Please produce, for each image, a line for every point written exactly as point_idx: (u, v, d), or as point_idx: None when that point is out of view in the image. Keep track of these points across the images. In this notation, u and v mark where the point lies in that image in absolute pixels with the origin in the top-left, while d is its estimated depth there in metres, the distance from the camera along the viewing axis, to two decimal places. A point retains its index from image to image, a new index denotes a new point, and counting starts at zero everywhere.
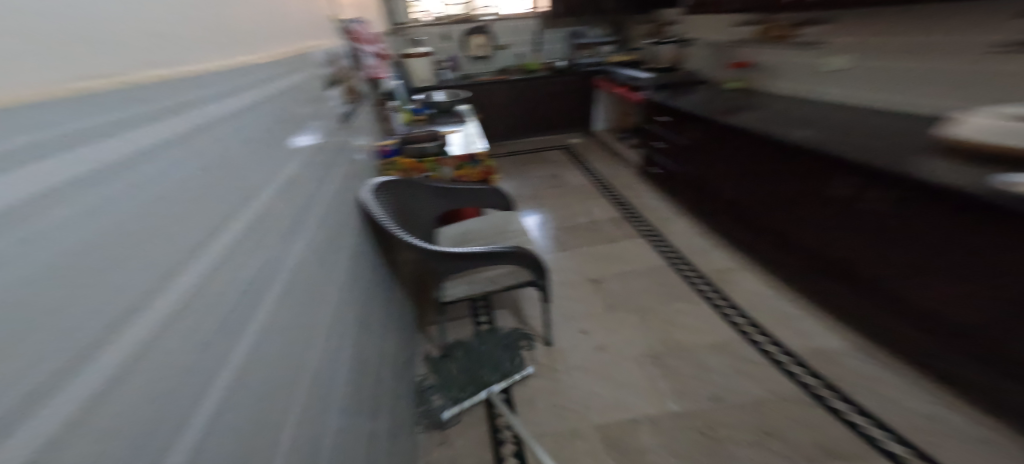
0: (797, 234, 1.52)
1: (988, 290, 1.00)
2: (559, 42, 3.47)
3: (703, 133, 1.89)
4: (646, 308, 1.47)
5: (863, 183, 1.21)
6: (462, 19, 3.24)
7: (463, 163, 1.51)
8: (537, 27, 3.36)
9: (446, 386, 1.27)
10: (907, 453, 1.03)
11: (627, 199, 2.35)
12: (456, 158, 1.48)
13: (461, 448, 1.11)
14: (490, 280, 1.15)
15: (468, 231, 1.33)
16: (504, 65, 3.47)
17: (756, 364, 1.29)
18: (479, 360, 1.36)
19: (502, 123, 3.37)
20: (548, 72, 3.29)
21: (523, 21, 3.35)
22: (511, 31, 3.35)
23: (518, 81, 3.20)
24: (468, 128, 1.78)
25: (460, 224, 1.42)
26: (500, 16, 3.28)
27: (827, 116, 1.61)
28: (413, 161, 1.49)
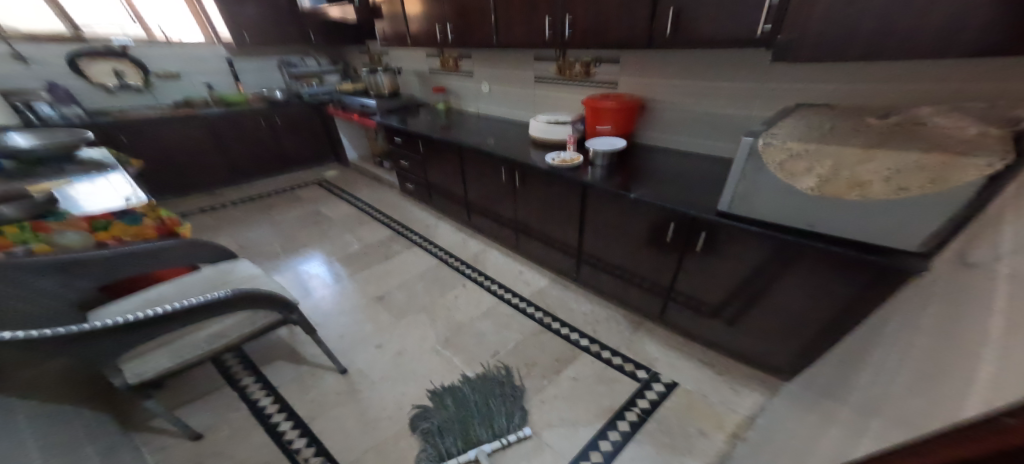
0: (508, 216, 1.95)
1: (601, 234, 1.56)
2: (271, 70, 3.22)
3: (429, 149, 2.13)
4: (428, 306, 1.74)
5: (551, 183, 1.60)
6: (66, 39, 2.40)
7: (107, 222, 1.22)
8: (224, 55, 2.94)
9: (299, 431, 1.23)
10: (630, 364, 1.45)
11: (392, 218, 2.47)
12: (87, 218, 1.17)
13: None
14: (217, 335, 1.14)
15: (159, 296, 1.17)
16: (183, 97, 2.88)
17: (508, 317, 1.68)
18: (467, 411, 1.25)
19: (218, 166, 2.84)
20: (263, 104, 2.96)
21: (199, 48, 2.84)
22: (176, 59, 2.77)
23: (229, 116, 2.77)
24: (100, 182, 1.39)
25: (142, 295, 1.18)
26: (153, 38, 2.65)
27: (503, 127, 2.09)
28: None
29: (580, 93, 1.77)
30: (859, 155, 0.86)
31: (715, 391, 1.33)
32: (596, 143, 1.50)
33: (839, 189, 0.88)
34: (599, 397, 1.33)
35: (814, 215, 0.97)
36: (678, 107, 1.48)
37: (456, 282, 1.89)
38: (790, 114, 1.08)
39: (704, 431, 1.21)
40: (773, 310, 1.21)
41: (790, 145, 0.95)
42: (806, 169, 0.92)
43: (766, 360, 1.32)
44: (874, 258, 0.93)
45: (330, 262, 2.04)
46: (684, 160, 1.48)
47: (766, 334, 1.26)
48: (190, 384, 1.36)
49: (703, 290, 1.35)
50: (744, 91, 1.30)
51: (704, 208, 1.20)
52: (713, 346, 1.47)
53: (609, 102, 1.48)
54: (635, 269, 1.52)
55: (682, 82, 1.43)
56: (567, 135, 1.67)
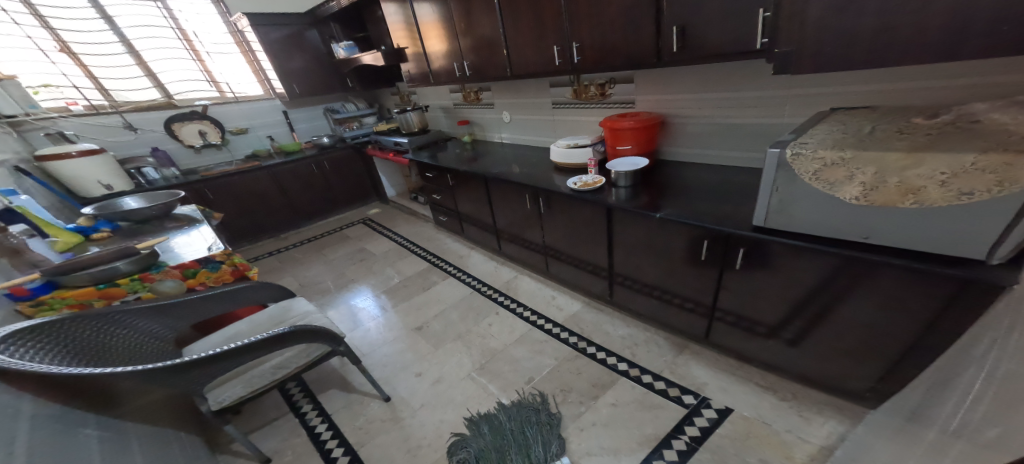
0: (537, 241, 1.97)
1: (633, 253, 1.52)
2: (317, 119, 3.57)
3: (457, 179, 2.22)
4: (465, 334, 1.79)
5: (575, 207, 1.61)
6: (160, 106, 2.81)
7: (195, 269, 1.36)
8: (280, 107, 3.32)
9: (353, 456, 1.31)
10: (677, 391, 1.37)
11: (429, 249, 2.59)
12: (179, 267, 1.32)
13: None
14: (279, 366, 1.24)
15: (236, 334, 1.30)
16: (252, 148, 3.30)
17: (544, 342, 1.68)
18: (505, 440, 1.24)
19: (279, 214, 3.15)
20: (313, 150, 3.28)
21: (260, 103, 3.22)
22: (243, 115, 3.17)
23: (282, 166, 3.06)
24: (189, 235, 1.60)
25: (225, 331, 1.32)
26: (225, 99, 3.06)
27: (526, 153, 2.14)
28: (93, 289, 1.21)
29: (597, 115, 1.78)
30: (903, 163, 0.78)
31: (776, 419, 1.22)
32: (618, 165, 1.50)
33: (889, 196, 0.81)
34: (643, 424, 1.28)
35: (869, 225, 0.89)
36: (699, 120, 1.44)
37: (492, 309, 1.92)
38: (818, 122, 1.02)
39: (767, 462, 1.11)
40: (831, 329, 1.10)
41: (821, 155, 0.89)
42: (847, 178, 0.85)
43: (833, 382, 1.19)
44: (945, 269, 0.82)
45: (376, 295, 2.17)
46: (712, 173, 1.43)
47: (831, 353, 1.14)
48: (257, 414, 1.50)
49: (754, 308, 1.25)
50: (765, 100, 1.24)
51: (735, 223, 1.14)
52: (769, 368, 1.36)
53: (627, 123, 1.48)
54: (670, 287, 1.46)
55: (697, 95, 1.40)
56: (588, 158, 1.68)
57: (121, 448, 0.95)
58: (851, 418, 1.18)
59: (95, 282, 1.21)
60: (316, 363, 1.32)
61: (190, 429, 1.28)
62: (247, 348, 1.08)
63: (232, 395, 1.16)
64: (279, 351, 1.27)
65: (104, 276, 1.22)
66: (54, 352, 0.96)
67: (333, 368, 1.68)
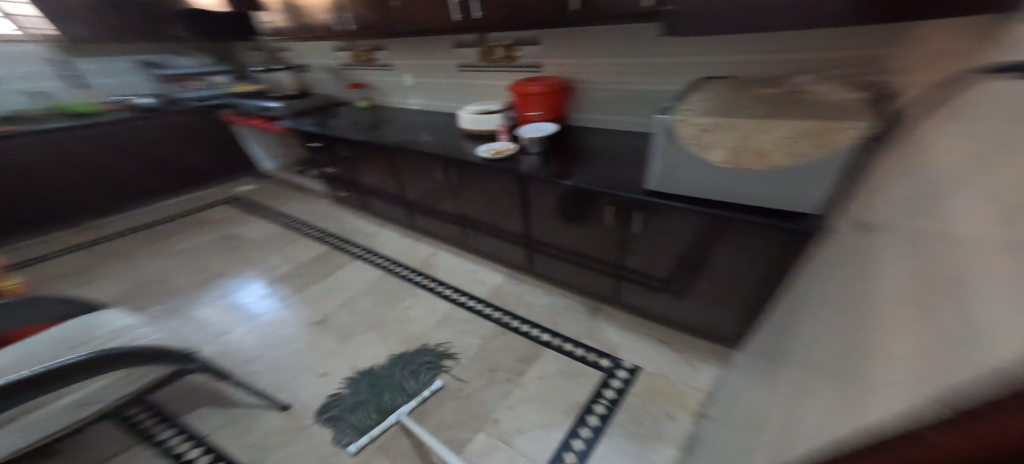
0: (452, 214, 1.86)
1: (547, 221, 1.52)
2: (136, 75, 2.85)
3: (349, 149, 1.97)
4: (378, 321, 1.64)
5: (487, 176, 1.54)
6: None
7: None
8: (54, 53, 2.48)
9: None
10: (595, 356, 1.44)
11: (326, 229, 2.29)
12: None
13: None
14: (78, 405, 0.97)
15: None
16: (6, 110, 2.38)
17: (466, 321, 1.62)
18: (381, 389, 1.35)
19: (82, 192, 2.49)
20: (132, 113, 2.60)
21: (14, 46, 2.34)
22: None
23: (80, 133, 2.37)
24: None
25: None
26: None
27: (433, 119, 1.98)
28: None
29: (505, 78, 1.69)
30: (758, 126, 0.85)
31: (676, 371, 1.35)
32: (528, 132, 1.47)
33: (744, 159, 0.89)
34: (567, 393, 1.32)
35: (733, 187, 0.99)
36: (606, 87, 1.44)
37: (406, 291, 1.79)
38: (697, 87, 1.09)
39: (671, 413, 1.22)
40: (718, 285, 1.23)
41: (697, 121, 0.93)
42: (713, 143, 0.92)
43: (713, 330, 1.36)
44: (786, 225, 0.95)
45: (264, 286, 1.86)
46: (617, 138, 1.47)
47: (714, 303, 1.29)
48: (95, 454, 1.17)
49: (650, 266, 1.35)
50: (663, 67, 1.29)
51: (631, 188, 1.20)
52: (666, 323, 1.50)
53: (535, 88, 1.44)
54: (585, 252, 1.50)
55: (601, 60, 1.40)
56: (498, 124, 1.61)
57: None
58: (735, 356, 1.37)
59: None
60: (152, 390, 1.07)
61: None
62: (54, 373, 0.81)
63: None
64: (84, 383, 1.01)
65: None
66: None
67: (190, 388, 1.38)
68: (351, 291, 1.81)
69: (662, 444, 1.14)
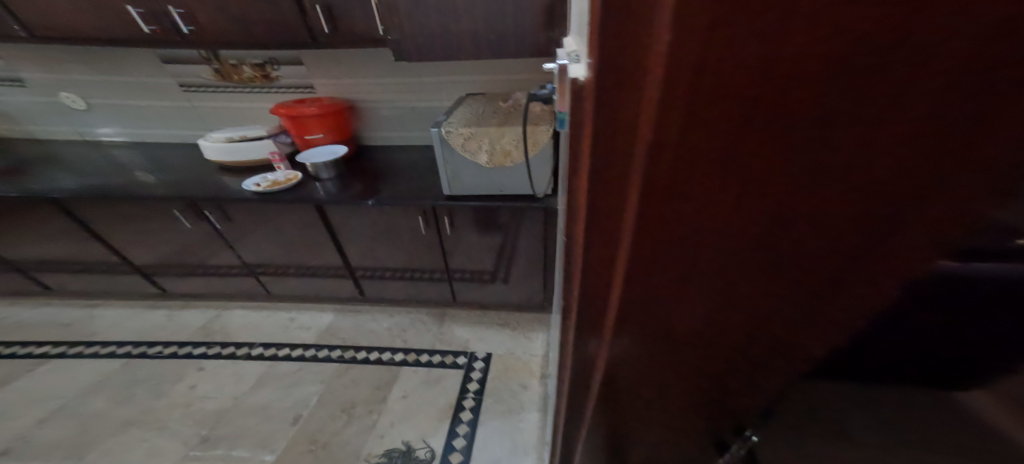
0: (245, 266, 1.57)
1: (365, 248, 1.46)
2: None
3: (33, 213, 1.43)
4: (180, 422, 1.33)
5: (276, 215, 1.37)
6: None
7: None
8: None
9: None
10: (451, 354, 1.55)
11: (46, 340, 1.66)
12: None
13: None
14: None
15: None
16: None
17: (296, 373, 1.48)
18: None
19: None
20: None
21: None
22: None
23: None
24: None
25: None
26: None
27: (181, 157, 1.58)
28: None
29: (265, 102, 1.51)
30: (496, 134, 1.12)
31: (519, 346, 1.58)
32: (315, 157, 1.38)
33: (500, 159, 1.16)
34: (434, 402, 1.38)
35: (501, 181, 1.25)
36: (392, 105, 1.47)
37: (210, 373, 1.50)
38: (461, 104, 1.29)
39: (524, 383, 1.44)
40: (527, 263, 1.47)
41: (459, 131, 1.13)
42: (477, 148, 1.14)
43: (532, 303, 1.64)
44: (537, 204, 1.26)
45: None
46: (419, 151, 1.54)
47: (528, 279, 1.53)
48: None
49: (472, 262, 1.49)
50: (439, 87, 1.42)
51: (433, 195, 1.32)
52: (502, 308, 1.70)
53: (308, 109, 1.32)
54: (412, 267, 1.53)
55: (372, 81, 1.43)
56: (270, 152, 1.43)
57: None
58: None
59: None
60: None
61: None
62: None
63: None
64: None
65: None
66: None
67: None
68: (122, 405, 1.40)
69: (526, 411, 1.35)
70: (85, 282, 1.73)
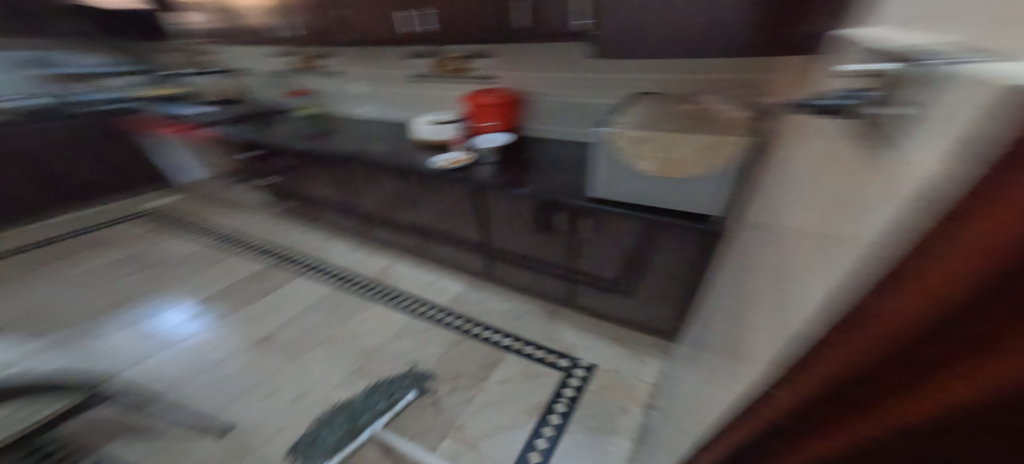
0: (407, 224, 1.90)
1: (501, 232, 1.58)
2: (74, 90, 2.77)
3: (293, 156, 2.00)
4: (330, 338, 1.62)
5: (440, 188, 1.61)
6: None
7: None
8: None
9: None
10: (553, 355, 1.50)
11: (272, 243, 2.28)
12: None
13: None
14: None
15: None
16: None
17: (427, 331, 1.64)
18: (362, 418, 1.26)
19: None
20: None
21: None
22: None
23: None
24: None
25: None
26: None
27: (389, 132, 2.01)
28: None
29: (455, 89, 1.83)
30: (673, 141, 0.98)
31: (626, 365, 1.43)
32: (480, 141, 1.58)
33: (667, 170, 1.04)
34: (526, 395, 1.36)
35: (661, 194, 1.12)
36: (554, 98, 1.56)
37: (361, 305, 1.78)
38: (633, 104, 1.23)
39: (624, 407, 1.28)
40: (660, 286, 1.31)
41: (631, 133, 1.04)
42: (647, 153, 1.03)
43: (654, 325, 1.46)
44: (698, 226, 1.08)
45: (196, 305, 1.81)
46: (570, 146, 1.59)
47: (653, 300, 1.38)
48: None
49: (599, 267, 1.41)
50: (602, 81, 1.43)
51: (579, 196, 1.29)
52: (616, 322, 1.57)
53: (492, 98, 1.55)
54: (537, 259, 1.57)
55: (544, 76, 1.55)
56: (451, 135, 1.70)
57: None
58: None
59: None
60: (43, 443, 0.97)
61: None
62: None
63: None
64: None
65: None
66: None
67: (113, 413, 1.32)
68: (301, 305, 1.79)
69: (616, 437, 1.20)
70: (310, 215, 2.36)
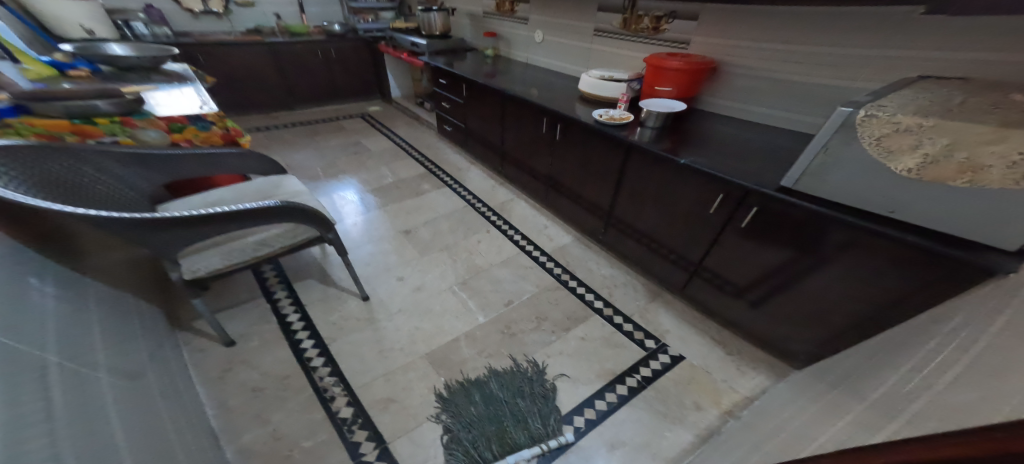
0: (542, 172, 2.03)
1: (635, 202, 1.58)
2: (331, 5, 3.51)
3: (469, 91, 2.26)
4: (451, 246, 1.84)
5: (594, 145, 1.63)
6: None
7: (181, 125, 1.42)
8: None
9: (325, 354, 1.32)
10: (642, 335, 1.48)
11: (426, 155, 2.65)
12: (165, 119, 1.37)
13: (275, 425, 1.11)
14: (259, 244, 1.26)
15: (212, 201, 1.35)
16: (254, 24, 3.27)
17: (528, 268, 1.74)
18: (499, 411, 1.17)
19: (273, 91, 3.25)
20: (322, 36, 3.32)
21: None
22: None
23: (292, 48, 3.17)
24: (193, 91, 1.65)
25: (200, 196, 1.37)
26: None
27: (556, 84, 2.09)
28: (68, 123, 1.23)
29: (641, 50, 1.86)
30: (987, 137, 0.75)
31: (720, 370, 1.38)
32: (655, 104, 1.54)
33: (944, 173, 0.82)
34: (604, 359, 1.38)
35: (905, 200, 0.91)
36: (765, 75, 1.49)
37: (481, 228, 1.98)
38: (897, 88, 0.96)
39: (700, 405, 1.26)
40: (816, 305, 1.19)
41: (898, 119, 0.85)
42: (912, 146, 0.85)
43: (780, 341, 1.36)
44: (947, 249, 0.88)
45: (364, 192, 2.21)
46: (745, 131, 1.49)
47: (785, 317, 1.30)
48: (233, 289, 1.52)
49: (735, 269, 1.36)
50: (826, 60, 1.33)
51: (766, 183, 1.15)
52: (727, 325, 1.53)
53: (673, 63, 1.51)
54: (663, 239, 1.55)
55: (760, 44, 1.47)
56: (619, 93, 1.70)
57: (79, 297, 0.93)
58: (780, 374, 1.36)
59: (70, 117, 1.23)
60: (299, 247, 1.36)
61: (145, 295, 1.24)
62: (234, 214, 1.09)
63: (210, 266, 1.18)
64: (266, 228, 1.30)
65: (80, 112, 1.24)
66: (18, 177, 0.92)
67: (306, 254, 1.75)
68: (437, 214, 2.06)
69: (681, 427, 1.19)
70: (461, 143, 2.67)
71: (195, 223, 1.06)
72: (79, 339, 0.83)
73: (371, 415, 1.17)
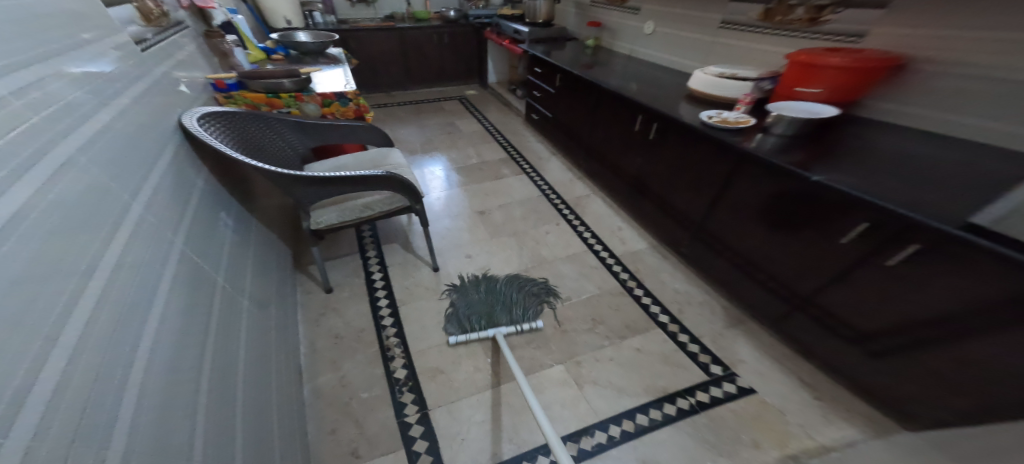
0: (628, 171, 1.93)
1: (735, 215, 1.43)
2: None
3: (564, 82, 2.24)
4: (522, 233, 1.88)
5: (695, 147, 1.49)
6: None
7: (331, 101, 1.65)
8: None
9: (395, 314, 1.47)
10: (709, 360, 1.35)
11: (512, 142, 2.71)
12: (322, 96, 1.62)
13: (346, 366, 1.29)
14: (365, 207, 1.44)
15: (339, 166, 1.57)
16: (390, 10, 3.60)
17: (593, 268, 1.69)
18: (495, 300, 1.19)
19: (391, 73, 3.61)
20: (439, 22, 3.56)
21: None
22: None
23: (413, 33, 3.46)
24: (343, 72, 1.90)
25: (333, 161, 1.60)
26: None
27: (659, 79, 1.95)
28: (263, 96, 1.53)
29: (786, 45, 1.62)
30: None
31: (798, 413, 1.20)
32: (792, 109, 1.37)
33: None
34: (657, 376, 1.29)
35: None
36: (966, 76, 1.19)
37: (552, 219, 1.97)
38: None
39: (758, 443, 1.12)
40: (967, 371, 0.95)
41: None
42: None
43: (900, 400, 1.13)
44: None
45: (450, 170, 2.35)
46: (916, 146, 1.22)
47: (914, 375, 1.07)
48: (333, 243, 1.78)
49: (853, 309, 1.15)
50: None
51: (937, 214, 0.90)
52: (827, 370, 1.31)
53: (835, 60, 1.29)
54: (762, 261, 1.38)
55: (967, 33, 1.18)
56: (743, 94, 1.54)
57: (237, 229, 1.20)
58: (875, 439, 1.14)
59: (267, 91, 1.53)
60: (394, 214, 1.51)
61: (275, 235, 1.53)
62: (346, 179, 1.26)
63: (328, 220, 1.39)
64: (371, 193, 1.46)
65: (272, 88, 1.53)
66: (225, 133, 1.20)
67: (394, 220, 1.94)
68: (514, 200, 2.11)
69: None
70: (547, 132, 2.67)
71: (323, 184, 1.24)
72: (234, 265, 1.08)
73: (421, 380, 1.27)
